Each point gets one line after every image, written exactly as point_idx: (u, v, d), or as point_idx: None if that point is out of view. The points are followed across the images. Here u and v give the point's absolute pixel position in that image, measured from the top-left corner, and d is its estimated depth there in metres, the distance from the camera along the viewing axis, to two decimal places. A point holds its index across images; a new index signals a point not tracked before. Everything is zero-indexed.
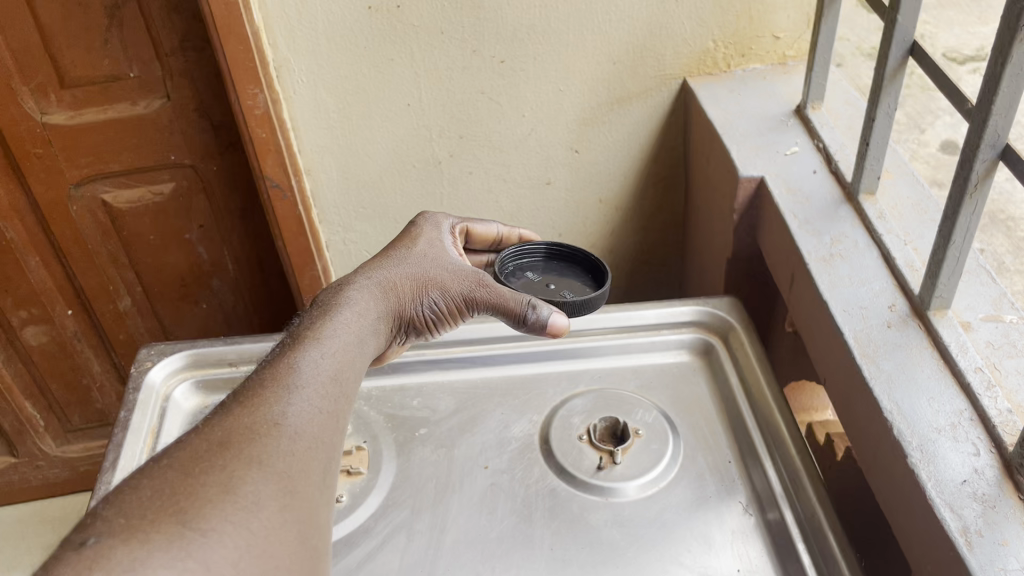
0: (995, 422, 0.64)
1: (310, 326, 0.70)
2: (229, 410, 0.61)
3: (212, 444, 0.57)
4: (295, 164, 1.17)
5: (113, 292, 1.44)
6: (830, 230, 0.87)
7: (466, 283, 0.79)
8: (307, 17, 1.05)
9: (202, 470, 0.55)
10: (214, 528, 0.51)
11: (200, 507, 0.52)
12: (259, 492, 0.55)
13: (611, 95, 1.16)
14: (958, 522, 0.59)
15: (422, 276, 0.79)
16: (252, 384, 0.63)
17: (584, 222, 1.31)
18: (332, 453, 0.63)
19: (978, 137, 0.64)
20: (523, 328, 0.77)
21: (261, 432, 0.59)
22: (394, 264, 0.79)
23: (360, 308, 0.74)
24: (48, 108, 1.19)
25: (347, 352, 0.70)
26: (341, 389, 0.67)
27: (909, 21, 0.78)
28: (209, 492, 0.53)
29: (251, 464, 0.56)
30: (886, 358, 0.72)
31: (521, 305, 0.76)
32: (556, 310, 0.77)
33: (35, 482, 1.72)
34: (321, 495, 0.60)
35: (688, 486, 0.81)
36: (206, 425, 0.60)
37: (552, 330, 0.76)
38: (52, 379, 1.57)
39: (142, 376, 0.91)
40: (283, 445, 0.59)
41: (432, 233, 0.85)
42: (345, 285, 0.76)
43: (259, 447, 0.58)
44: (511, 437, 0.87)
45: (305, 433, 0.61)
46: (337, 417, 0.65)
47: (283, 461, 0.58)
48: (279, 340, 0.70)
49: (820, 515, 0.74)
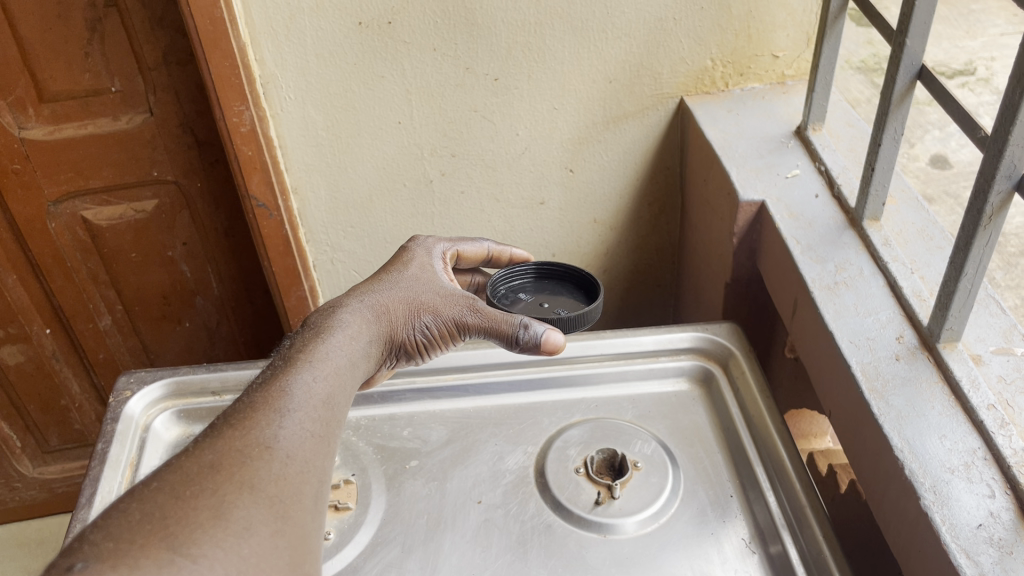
0: (1010, 462, 0.62)
1: (301, 348, 0.67)
2: (219, 431, 0.57)
3: (202, 467, 0.53)
4: (282, 184, 1.14)
5: (93, 311, 1.40)
6: (834, 257, 0.85)
7: (458, 306, 0.76)
8: (295, 33, 1.02)
9: (193, 493, 0.51)
10: (205, 554, 0.48)
11: (191, 531, 0.49)
12: (251, 516, 0.52)
13: (607, 114, 1.14)
14: (976, 569, 0.56)
15: (416, 299, 0.76)
16: (241, 405, 0.60)
17: (577, 241, 1.28)
18: (324, 477, 0.59)
19: (993, 169, 0.62)
20: (516, 349, 0.74)
21: (251, 456, 0.55)
22: (386, 287, 0.76)
23: (352, 331, 0.70)
24: (27, 123, 1.15)
25: (339, 375, 0.66)
26: (333, 413, 0.64)
27: (917, 45, 0.76)
28: (200, 515, 0.50)
29: (242, 488, 0.53)
30: (895, 394, 0.70)
31: (513, 326, 0.73)
32: (550, 328, 0.74)
33: (11, 504, 1.67)
34: (315, 519, 0.56)
35: (689, 521, 0.78)
36: (195, 446, 0.56)
37: (547, 348, 0.73)
38: (29, 399, 1.52)
39: (120, 406, 0.87)
40: (274, 469, 0.55)
41: (424, 257, 0.82)
42: (335, 306, 0.73)
43: (250, 471, 0.54)
44: (505, 469, 0.84)
45: (295, 457, 0.57)
46: (329, 442, 0.61)
47: (274, 485, 0.55)
48: (268, 363, 0.67)
49: (826, 551, 0.71)
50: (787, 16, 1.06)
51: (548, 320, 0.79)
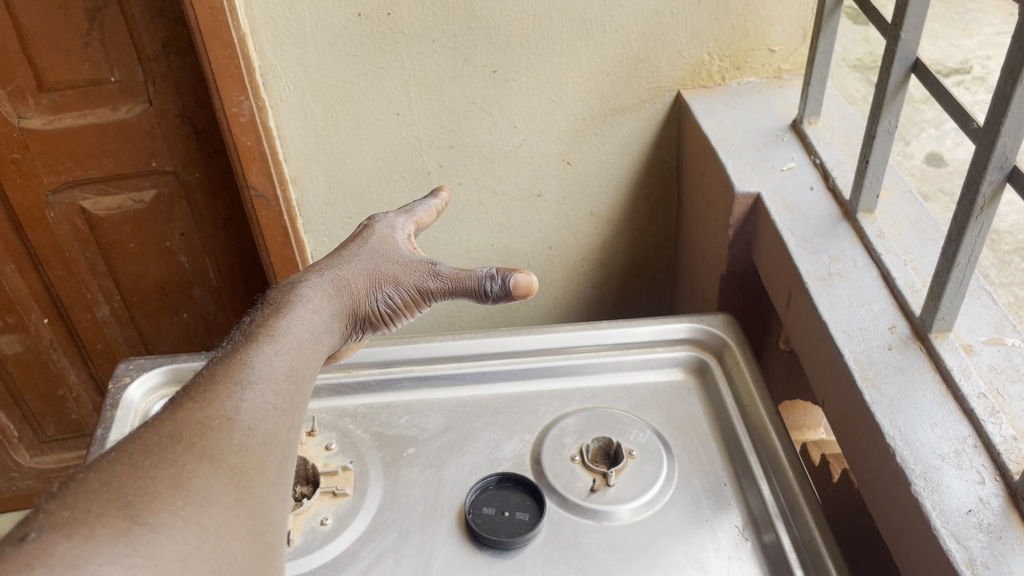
0: (999, 450, 0.63)
1: (263, 323, 0.66)
2: (178, 404, 0.55)
3: (162, 438, 0.51)
4: (280, 173, 1.14)
5: (91, 301, 1.40)
6: (828, 249, 0.86)
7: (420, 273, 0.76)
8: (294, 24, 1.02)
9: (152, 463, 0.49)
10: (163, 522, 0.46)
11: (149, 501, 0.46)
12: (210, 487, 0.49)
13: (604, 107, 1.14)
14: (965, 554, 0.57)
15: (376, 271, 0.76)
16: (200, 380, 0.58)
17: (575, 234, 1.29)
18: (289, 451, 0.58)
19: (985, 159, 0.63)
20: (489, 302, 0.73)
21: (212, 427, 0.53)
22: (347, 262, 0.76)
23: (315, 305, 0.70)
24: (26, 112, 1.16)
25: (301, 349, 0.65)
26: (297, 385, 0.62)
27: (912, 38, 0.77)
28: (158, 485, 0.48)
29: (203, 458, 0.51)
30: (887, 382, 0.70)
31: (480, 279, 0.72)
32: (517, 270, 0.72)
33: (8, 494, 1.68)
34: (277, 492, 0.54)
35: (683, 509, 0.79)
36: (154, 420, 0.54)
37: (519, 291, 0.72)
38: (26, 389, 1.53)
39: (120, 393, 0.88)
40: (236, 439, 0.54)
41: (385, 231, 0.82)
42: (296, 283, 0.73)
43: (210, 441, 0.52)
44: (502, 457, 0.85)
45: (258, 429, 0.56)
46: (293, 415, 0.60)
47: (236, 456, 0.53)
48: (228, 340, 0.65)
49: (818, 538, 0.72)
50: (784, 11, 1.07)
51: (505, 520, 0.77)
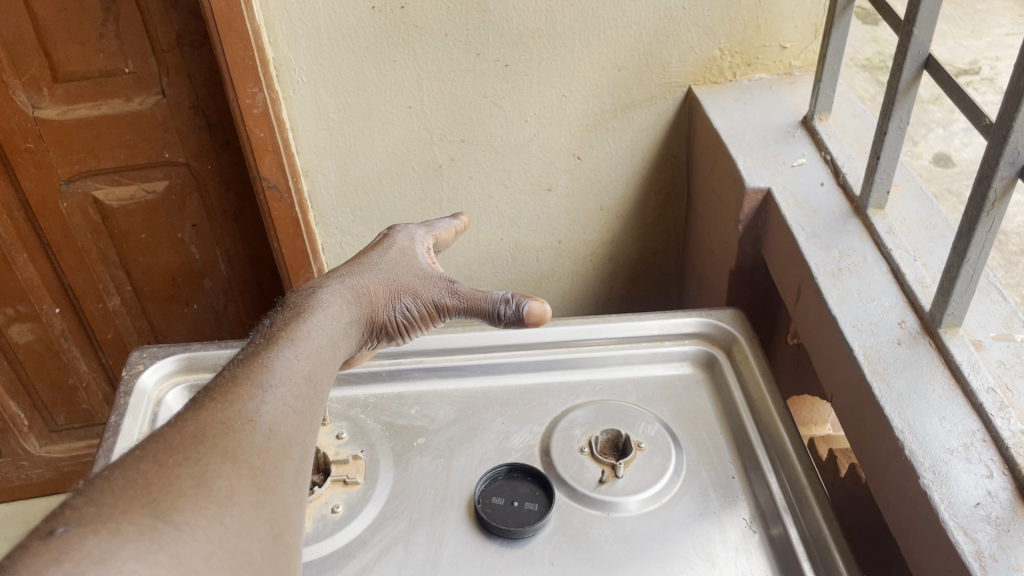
0: (1009, 444, 0.63)
1: (283, 326, 0.66)
2: (200, 404, 0.56)
3: (185, 436, 0.52)
4: (293, 166, 1.15)
5: (102, 291, 1.41)
6: (838, 244, 0.86)
7: (438, 288, 0.77)
8: (309, 18, 1.03)
9: (176, 462, 0.50)
10: (187, 521, 0.46)
11: (173, 499, 0.47)
12: (232, 486, 0.50)
13: (616, 103, 1.15)
14: (972, 546, 0.57)
15: (396, 283, 0.76)
16: (222, 381, 0.59)
17: (584, 230, 1.29)
18: (305, 454, 0.59)
19: (997, 154, 0.63)
20: (500, 326, 0.74)
21: (234, 428, 0.54)
22: (367, 270, 0.77)
23: (334, 311, 0.71)
24: (40, 102, 1.17)
25: (321, 354, 0.66)
26: (315, 390, 0.63)
27: (925, 34, 0.77)
28: (182, 483, 0.48)
29: (226, 459, 0.51)
30: (897, 376, 0.71)
31: (496, 300, 0.73)
32: (531, 300, 0.74)
33: (17, 482, 1.69)
34: (295, 493, 0.55)
35: (691, 501, 0.79)
36: (177, 418, 0.54)
37: (531, 320, 0.73)
38: (37, 378, 1.54)
39: (133, 380, 0.88)
40: (257, 441, 0.54)
41: (404, 242, 0.83)
42: (317, 288, 0.73)
43: (232, 442, 0.53)
44: (511, 448, 0.85)
45: (278, 432, 0.56)
46: (311, 420, 0.61)
47: (258, 457, 0.53)
48: (249, 341, 0.66)
49: (825, 532, 0.73)
50: (796, 8, 1.07)
51: (513, 512, 0.77)
